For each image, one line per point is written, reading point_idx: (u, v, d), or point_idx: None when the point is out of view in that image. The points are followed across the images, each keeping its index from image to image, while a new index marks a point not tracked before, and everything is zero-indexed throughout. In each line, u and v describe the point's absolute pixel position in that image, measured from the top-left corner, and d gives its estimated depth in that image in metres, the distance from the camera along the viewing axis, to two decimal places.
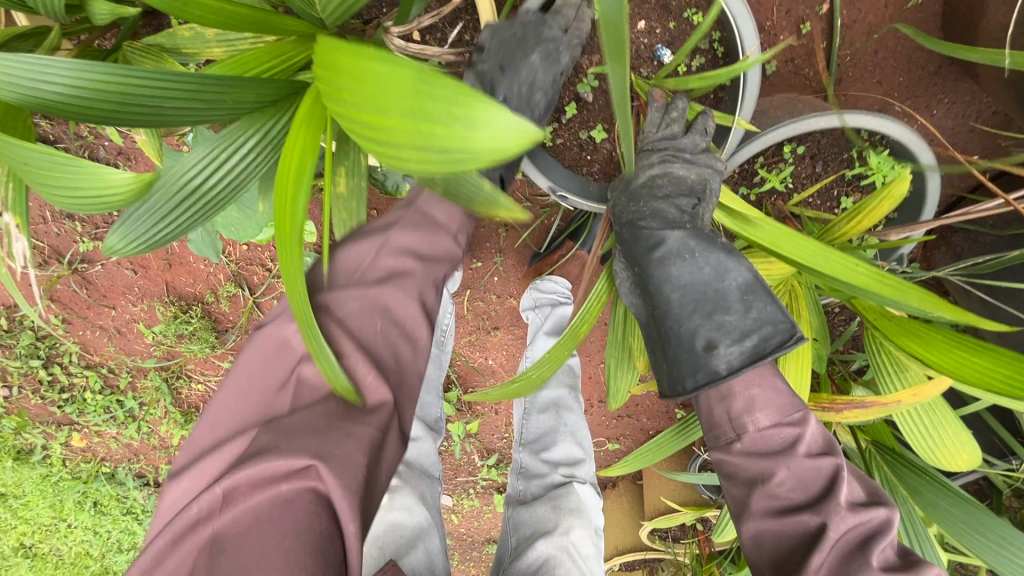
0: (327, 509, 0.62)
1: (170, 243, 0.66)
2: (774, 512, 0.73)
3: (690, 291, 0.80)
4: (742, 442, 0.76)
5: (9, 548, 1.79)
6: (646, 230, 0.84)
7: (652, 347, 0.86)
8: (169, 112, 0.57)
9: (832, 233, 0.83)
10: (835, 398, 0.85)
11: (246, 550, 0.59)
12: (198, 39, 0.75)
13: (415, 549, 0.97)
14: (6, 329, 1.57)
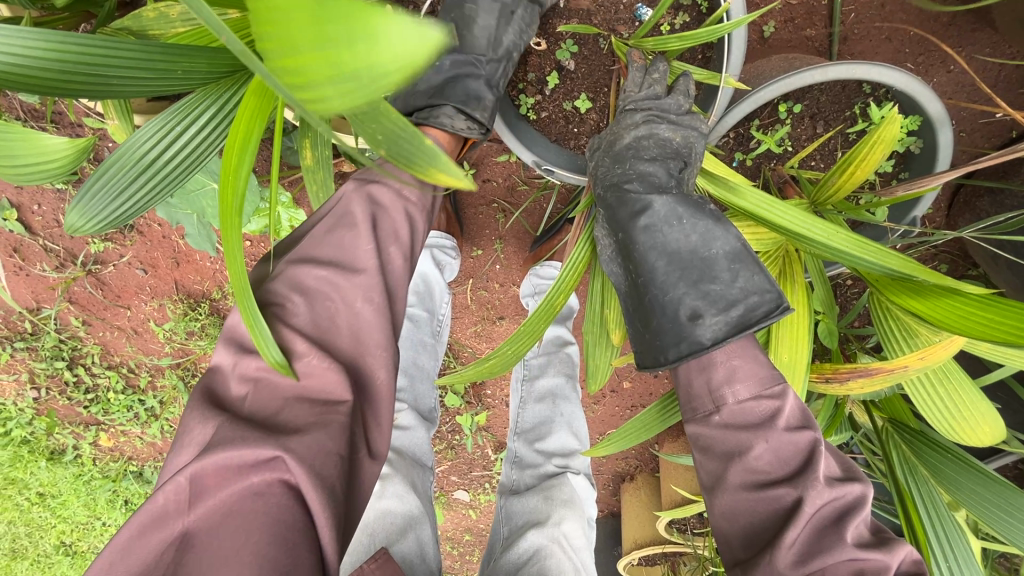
0: (298, 501, 0.63)
1: (132, 218, 0.67)
2: (750, 487, 0.70)
3: (676, 259, 0.76)
4: (720, 414, 0.73)
5: (51, 546, 1.76)
6: (631, 194, 0.79)
7: (632, 318, 0.81)
8: (111, 81, 0.57)
9: (827, 188, 0.78)
10: (838, 367, 0.79)
11: (217, 541, 0.59)
12: (162, 20, 0.74)
13: (406, 538, 0.95)
14: (30, 332, 1.57)
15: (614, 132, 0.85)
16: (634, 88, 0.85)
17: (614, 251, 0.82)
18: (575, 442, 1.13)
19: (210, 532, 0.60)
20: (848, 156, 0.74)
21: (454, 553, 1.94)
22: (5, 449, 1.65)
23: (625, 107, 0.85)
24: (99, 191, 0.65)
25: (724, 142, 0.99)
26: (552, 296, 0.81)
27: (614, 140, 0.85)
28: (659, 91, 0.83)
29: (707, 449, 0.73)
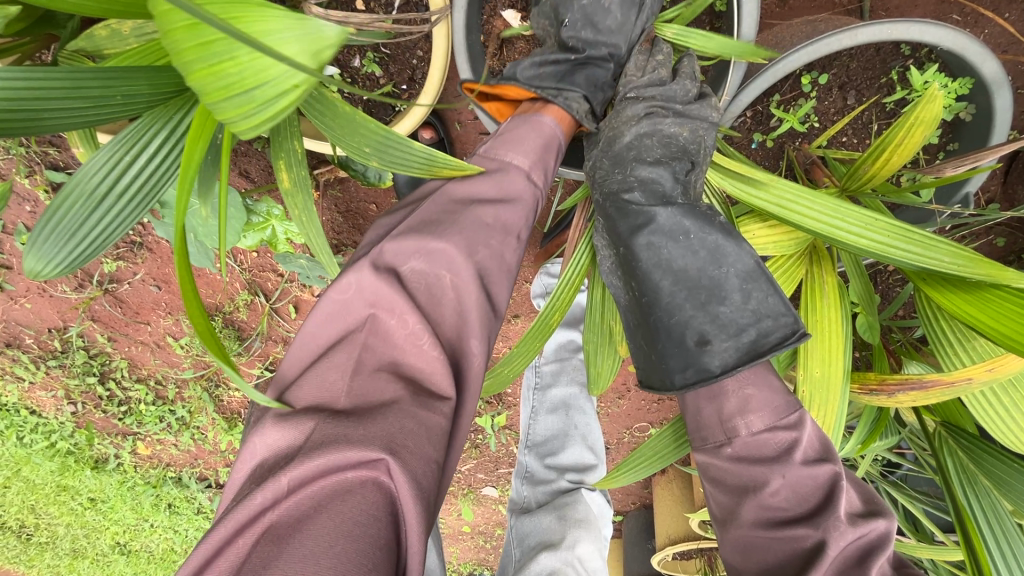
0: (389, 515, 0.50)
1: (91, 259, 0.62)
2: (761, 523, 0.63)
3: (683, 278, 0.69)
4: (732, 446, 0.67)
5: (107, 546, 1.80)
6: (633, 203, 0.71)
7: (633, 337, 0.74)
8: (43, 115, 0.52)
9: (859, 175, 0.68)
10: (884, 378, 0.69)
11: (301, 550, 0.46)
12: (116, 38, 0.69)
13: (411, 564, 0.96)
14: (60, 349, 1.57)
15: (610, 128, 0.76)
16: (633, 73, 0.76)
17: (612, 265, 0.75)
18: (590, 457, 1.13)
19: (301, 531, 0.46)
20: (880, 141, 0.64)
21: (489, 548, 1.91)
22: (52, 460, 1.67)
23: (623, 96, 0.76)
24: (54, 231, 0.59)
25: (742, 121, 0.88)
26: (546, 314, 0.74)
27: (612, 138, 0.76)
28: (659, 78, 0.75)
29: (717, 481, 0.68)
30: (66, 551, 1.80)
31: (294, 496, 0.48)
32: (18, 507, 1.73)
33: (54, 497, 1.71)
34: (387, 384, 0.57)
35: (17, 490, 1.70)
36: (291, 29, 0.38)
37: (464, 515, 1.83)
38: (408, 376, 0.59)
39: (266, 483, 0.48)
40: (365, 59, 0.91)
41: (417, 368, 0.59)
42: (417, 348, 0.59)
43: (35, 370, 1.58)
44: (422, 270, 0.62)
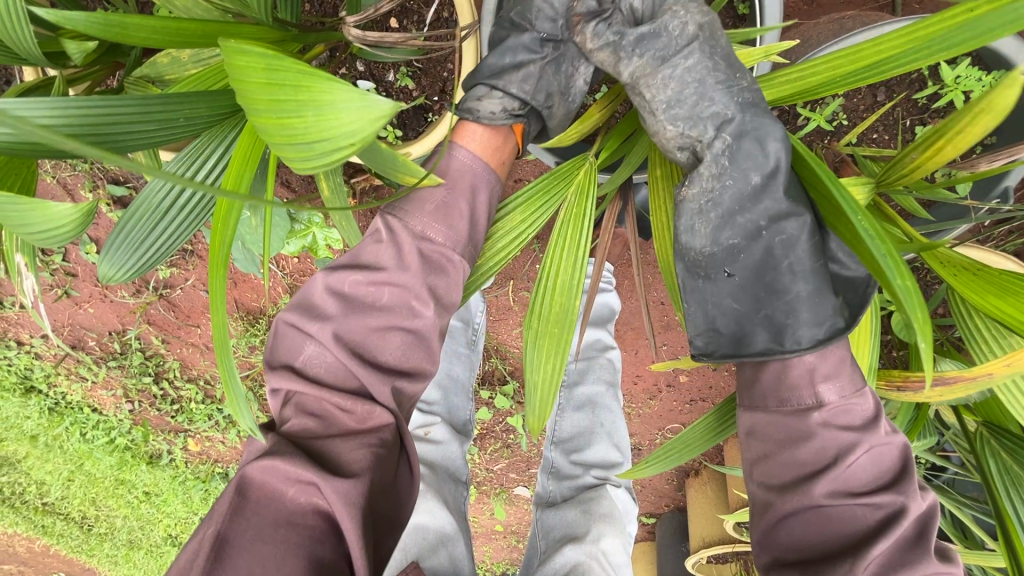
0: (327, 523, 0.66)
1: (157, 265, 0.68)
2: (828, 492, 0.68)
3: (791, 249, 0.67)
4: (821, 412, 0.69)
5: (159, 537, 1.92)
6: (750, 175, 0.66)
7: (710, 297, 0.73)
8: (120, 139, 0.60)
9: (906, 162, 0.68)
10: (908, 375, 0.72)
11: (254, 547, 0.63)
12: (176, 64, 0.76)
13: (438, 553, 0.99)
14: (119, 351, 1.69)
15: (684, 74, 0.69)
16: (678, 26, 0.69)
17: (710, 225, 0.69)
18: (616, 455, 1.18)
19: (246, 536, 0.63)
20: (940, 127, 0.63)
21: (521, 547, 1.93)
22: (112, 455, 1.79)
23: (655, 57, 0.70)
24: (124, 242, 0.66)
25: (767, 121, 0.89)
26: (535, 321, 0.77)
27: (689, 95, 0.69)
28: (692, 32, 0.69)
29: (778, 435, 0.71)
30: (124, 540, 1.92)
31: (242, 512, 0.64)
32: (81, 499, 1.86)
33: (113, 490, 1.84)
34: (335, 399, 0.74)
35: (80, 483, 1.83)
36: (354, 102, 0.45)
37: (495, 514, 1.86)
38: (303, 403, 0.74)
39: (220, 505, 0.65)
40: (400, 74, 0.97)
41: (338, 400, 0.74)
42: (345, 375, 0.76)
43: (98, 370, 1.70)
44: (371, 305, 0.78)
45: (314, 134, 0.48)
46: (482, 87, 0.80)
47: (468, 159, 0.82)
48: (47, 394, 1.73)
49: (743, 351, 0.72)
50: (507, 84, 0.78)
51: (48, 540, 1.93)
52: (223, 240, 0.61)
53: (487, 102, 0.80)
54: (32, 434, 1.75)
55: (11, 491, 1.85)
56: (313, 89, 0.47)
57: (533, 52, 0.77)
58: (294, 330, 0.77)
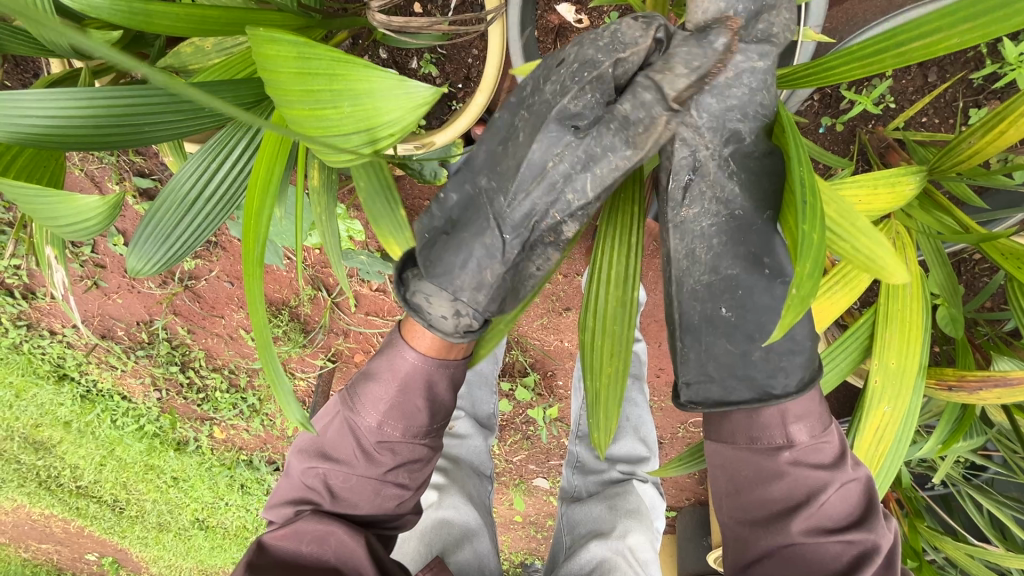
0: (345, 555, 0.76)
1: (184, 257, 0.67)
2: (805, 532, 0.69)
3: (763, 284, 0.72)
4: (792, 450, 0.70)
5: (187, 521, 1.96)
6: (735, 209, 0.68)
7: (701, 337, 0.75)
8: (146, 129, 0.59)
9: (961, 148, 0.64)
10: (964, 375, 0.70)
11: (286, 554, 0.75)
12: (199, 54, 0.75)
13: (463, 549, 0.99)
14: (147, 341, 1.72)
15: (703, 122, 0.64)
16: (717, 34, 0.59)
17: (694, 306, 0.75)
18: (642, 450, 1.16)
19: (284, 544, 0.76)
20: (1002, 109, 0.59)
21: (540, 537, 1.93)
22: (141, 441, 1.83)
23: (695, 74, 0.58)
24: (151, 235, 0.65)
25: (809, 105, 0.86)
26: (590, 324, 0.73)
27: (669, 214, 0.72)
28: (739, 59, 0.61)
29: (753, 469, 0.72)
30: (154, 523, 1.98)
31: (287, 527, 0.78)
32: (113, 482, 1.91)
33: (143, 474, 1.88)
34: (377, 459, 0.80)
35: (111, 468, 1.88)
36: (390, 88, 0.54)
37: (515, 504, 1.86)
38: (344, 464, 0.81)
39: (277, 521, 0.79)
40: (424, 62, 0.95)
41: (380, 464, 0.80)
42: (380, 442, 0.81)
43: (127, 359, 1.74)
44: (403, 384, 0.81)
45: (357, 119, 0.55)
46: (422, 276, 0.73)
47: (417, 362, 0.78)
48: (79, 382, 1.77)
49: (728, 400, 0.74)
50: (455, 292, 0.71)
51: (83, 521, 1.99)
52: (256, 234, 0.60)
53: (434, 306, 0.73)
54: (66, 420, 1.80)
55: (46, 474, 1.91)
56: (348, 79, 0.53)
57: (494, 234, 0.69)
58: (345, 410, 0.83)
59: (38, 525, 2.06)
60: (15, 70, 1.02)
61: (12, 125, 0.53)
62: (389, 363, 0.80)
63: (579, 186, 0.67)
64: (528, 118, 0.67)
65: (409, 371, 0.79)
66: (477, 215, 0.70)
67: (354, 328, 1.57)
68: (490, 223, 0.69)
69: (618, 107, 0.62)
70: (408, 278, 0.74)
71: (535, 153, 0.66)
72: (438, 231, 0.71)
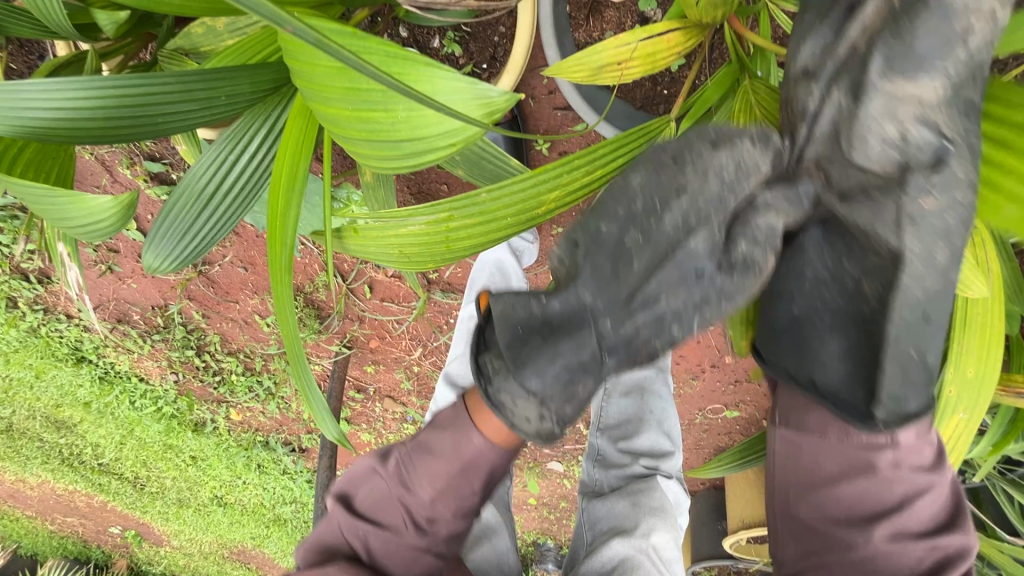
0: None
1: (202, 257, 0.64)
2: (888, 538, 0.70)
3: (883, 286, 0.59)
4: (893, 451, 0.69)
5: (206, 497, 1.99)
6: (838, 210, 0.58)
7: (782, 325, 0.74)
8: (159, 120, 0.55)
9: None
10: None
11: None
12: (212, 34, 0.71)
13: (482, 546, 0.99)
14: (163, 325, 1.71)
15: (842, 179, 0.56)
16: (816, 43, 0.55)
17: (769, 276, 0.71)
18: (666, 444, 1.13)
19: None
20: None
21: (552, 519, 1.92)
22: (160, 422, 1.84)
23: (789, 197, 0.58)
24: (168, 232, 0.62)
25: None
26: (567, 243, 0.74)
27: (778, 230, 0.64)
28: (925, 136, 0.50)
29: (839, 462, 0.72)
30: (174, 500, 2.00)
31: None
32: (133, 461, 1.94)
33: (162, 453, 1.90)
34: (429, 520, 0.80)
35: (132, 447, 1.90)
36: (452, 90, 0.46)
37: (530, 487, 1.85)
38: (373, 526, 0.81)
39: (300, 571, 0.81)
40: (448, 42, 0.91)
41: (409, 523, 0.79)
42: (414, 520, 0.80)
43: (143, 343, 1.73)
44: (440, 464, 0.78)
45: (393, 123, 0.48)
46: (507, 375, 0.66)
47: (483, 448, 0.76)
48: (97, 363, 1.77)
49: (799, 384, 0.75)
50: (544, 399, 0.65)
51: (105, 496, 2.02)
52: (281, 240, 0.56)
53: (516, 407, 0.67)
54: (86, 400, 1.81)
55: (69, 452, 1.93)
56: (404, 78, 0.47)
57: (594, 351, 0.64)
58: (378, 486, 0.82)
59: (62, 499, 2.09)
60: (20, 51, 0.98)
61: (17, 119, 0.50)
62: (453, 443, 0.77)
63: (687, 316, 0.61)
64: (639, 240, 0.61)
65: (474, 455, 0.76)
66: (580, 324, 0.63)
67: (369, 314, 1.55)
68: (592, 338, 0.63)
69: (732, 250, 0.59)
70: (489, 369, 0.68)
71: (652, 284, 0.60)
72: (533, 329, 0.64)
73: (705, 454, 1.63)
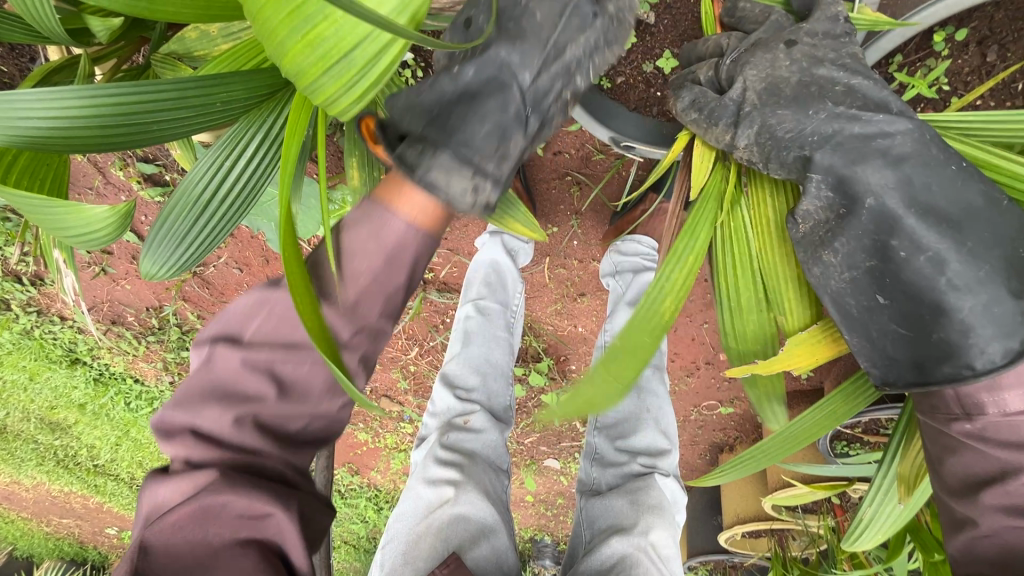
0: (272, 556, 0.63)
1: (199, 263, 0.64)
2: None
3: (965, 266, 0.62)
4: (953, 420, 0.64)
5: None
6: (880, 214, 0.65)
7: (873, 325, 0.67)
8: (158, 127, 0.55)
9: None
10: None
11: (178, 544, 0.60)
12: (205, 39, 0.70)
13: (480, 545, 0.97)
14: (157, 326, 1.70)
15: (907, 143, 0.65)
16: (788, 117, 0.70)
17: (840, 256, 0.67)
18: (663, 442, 1.14)
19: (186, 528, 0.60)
20: None
21: (549, 515, 1.94)
22: None
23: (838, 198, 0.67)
24: (165, 238, 0.62)
25: None
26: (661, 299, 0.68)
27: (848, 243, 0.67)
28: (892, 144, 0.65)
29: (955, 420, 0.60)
30: None
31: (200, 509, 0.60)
32: (130, 461, 1.93)
33: (159, 453, 1.89)
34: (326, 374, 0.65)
35: (128, 447, 1.90)
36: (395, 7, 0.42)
37: (526, 484, 1.86)
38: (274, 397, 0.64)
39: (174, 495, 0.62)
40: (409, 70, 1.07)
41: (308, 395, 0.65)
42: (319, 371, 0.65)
43: (138, 345, 1.72)
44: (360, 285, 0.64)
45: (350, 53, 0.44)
46: (432, 149, 0.64)
47: (409, 231, 0.65)
48: (92, 365, 1.77)
49: (930, 379, 0.63)
50: (477, 167, 0.65)
51: (102, 497, 2.02)
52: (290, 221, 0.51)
53: (450, 183, 0.64)
54: (81, 402, 1.80)
55: (64, 454, 1.92)
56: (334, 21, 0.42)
57: (512, 105, 0.67)
58: (276, 319, 0.65)
59: (58, 501, 2.08)
60: (10, 54, 0.97)
61: (11, 128, 0.50)
62: (369, 234, 0.64)
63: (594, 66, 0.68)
64: None
65: (400, 240, 0.64)
66: (497, 86, 0.67)
67: None
68: (506, 101, 0.66)
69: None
70: (410, 157, 0.64)
71: (558, 32, 0.66)
72: (448, 101, 0.67)
73: (700, 449, 1.65)
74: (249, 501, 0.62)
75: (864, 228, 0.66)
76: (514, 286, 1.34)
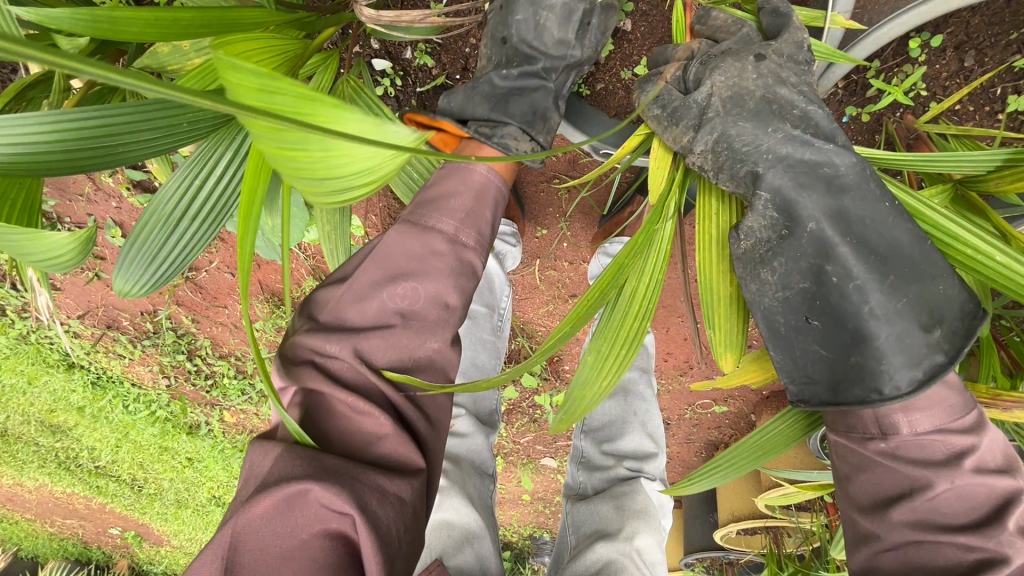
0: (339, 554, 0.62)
1: (172, 279, 0.65)
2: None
3: (886, 297, 0.63)
4: (887, 442, 0.63)
5: (204, 497, 2.00)
6: (816, 236, 0.65)
7: (797, 344, 0.68)
8: (119, 149, 0.55)
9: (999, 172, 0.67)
10: (1001, 394, 0.70)
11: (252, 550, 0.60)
12: (177, 54, 0.70)
13: (465, 552, 0.98)
14: (152, 330, 1.70)
15: (848, 175, 0.66)
16: (748, 130, 0.69)
17: (776, 274, 0.67)
18: (651, 445, 1.15)
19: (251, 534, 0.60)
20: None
21: (547, 512, 1.94)
22: (154, 425, 1.84)
23: (777, 216, 0.67)
24: (136, 257, 0.62)
25: (834, 93, 0.93)
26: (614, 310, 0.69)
27: (781, 263, 0.67)
28: (834, 171, 0.66)
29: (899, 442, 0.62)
30: (172, 501, 2.02)
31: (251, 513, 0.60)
32: (129, 463, 1.94)
33: (158, 456, 1.90)
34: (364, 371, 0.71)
35: (127, 450, 1.90)
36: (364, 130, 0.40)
37: (523, 483, 1.86)
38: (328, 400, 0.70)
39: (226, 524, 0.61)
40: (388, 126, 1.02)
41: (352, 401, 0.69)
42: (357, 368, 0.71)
43: (133, 349, 1.73)
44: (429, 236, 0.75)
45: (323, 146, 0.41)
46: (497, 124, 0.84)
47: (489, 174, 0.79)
48: (89, 369, 1.77)
49: (844, 400, 0.64)
50: (533, 133, 0.86)
51: (104, 499, 2.03)
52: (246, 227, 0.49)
53: (516, 145, 0.84)
54: (79, 406, 1.80)
55: (65, 456, 1.93)
56: (315, 119, 0.40)
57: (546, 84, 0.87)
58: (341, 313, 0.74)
59: (61, 502, 2.09)
60: None
61: None
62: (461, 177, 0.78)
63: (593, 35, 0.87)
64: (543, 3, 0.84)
65: (483, 181, 0.78)
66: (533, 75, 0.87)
67: None
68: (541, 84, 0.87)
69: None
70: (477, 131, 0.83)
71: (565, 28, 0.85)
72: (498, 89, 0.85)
73: (694, 448, 1.65)
74: (344, 488, 0.61)
75: (796, 248, 0.66)
76: (503, 288, 1.34)
